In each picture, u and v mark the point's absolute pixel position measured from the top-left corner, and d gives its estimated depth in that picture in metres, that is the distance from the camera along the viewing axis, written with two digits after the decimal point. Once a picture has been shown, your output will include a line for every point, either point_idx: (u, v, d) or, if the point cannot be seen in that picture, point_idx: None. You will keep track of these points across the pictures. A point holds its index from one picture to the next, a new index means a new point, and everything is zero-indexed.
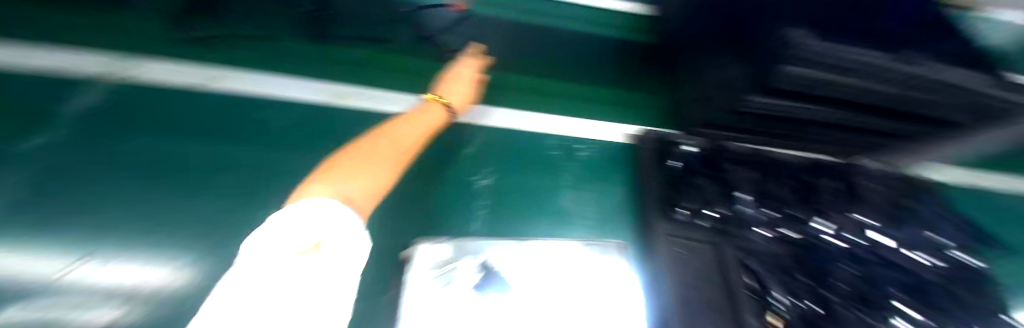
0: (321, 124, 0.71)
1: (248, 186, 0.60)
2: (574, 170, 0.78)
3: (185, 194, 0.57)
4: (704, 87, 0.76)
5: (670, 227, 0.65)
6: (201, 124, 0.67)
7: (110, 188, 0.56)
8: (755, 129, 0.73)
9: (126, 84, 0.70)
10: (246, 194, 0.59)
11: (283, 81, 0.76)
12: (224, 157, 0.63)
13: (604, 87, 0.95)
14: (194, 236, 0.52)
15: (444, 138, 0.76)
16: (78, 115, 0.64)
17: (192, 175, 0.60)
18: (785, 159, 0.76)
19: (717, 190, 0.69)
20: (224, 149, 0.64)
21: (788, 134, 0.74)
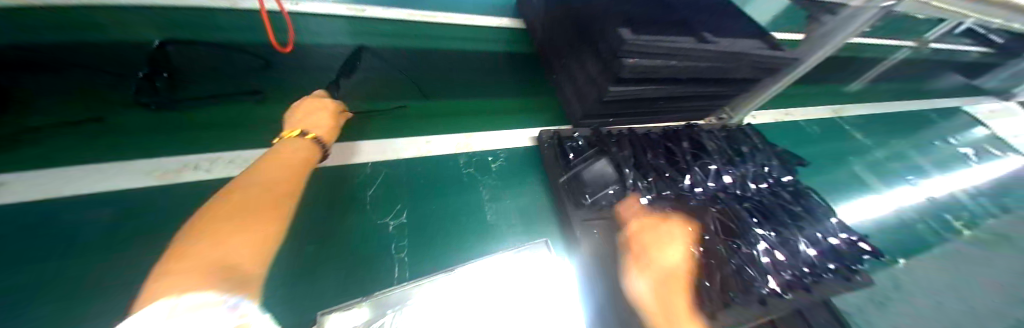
0: (174, 207, 0.58)
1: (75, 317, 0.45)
2: (490, 182, 0.80)
3: None
4: (576, 82, 0.86)
5: (582, 215, 0.72)
6: None
7: None
8: (624, 111, 0.86)
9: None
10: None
11: (97, 165, 0.59)
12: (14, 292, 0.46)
13: (502, 99, 0.99)
14: None
15: (345, 186, 0.70)
16: None
17: None
18: (653, 129, 0.91)
19: (610, 171, 0.77)
20: (15, 279, 0.47)
21: (647, 109, 0.88)
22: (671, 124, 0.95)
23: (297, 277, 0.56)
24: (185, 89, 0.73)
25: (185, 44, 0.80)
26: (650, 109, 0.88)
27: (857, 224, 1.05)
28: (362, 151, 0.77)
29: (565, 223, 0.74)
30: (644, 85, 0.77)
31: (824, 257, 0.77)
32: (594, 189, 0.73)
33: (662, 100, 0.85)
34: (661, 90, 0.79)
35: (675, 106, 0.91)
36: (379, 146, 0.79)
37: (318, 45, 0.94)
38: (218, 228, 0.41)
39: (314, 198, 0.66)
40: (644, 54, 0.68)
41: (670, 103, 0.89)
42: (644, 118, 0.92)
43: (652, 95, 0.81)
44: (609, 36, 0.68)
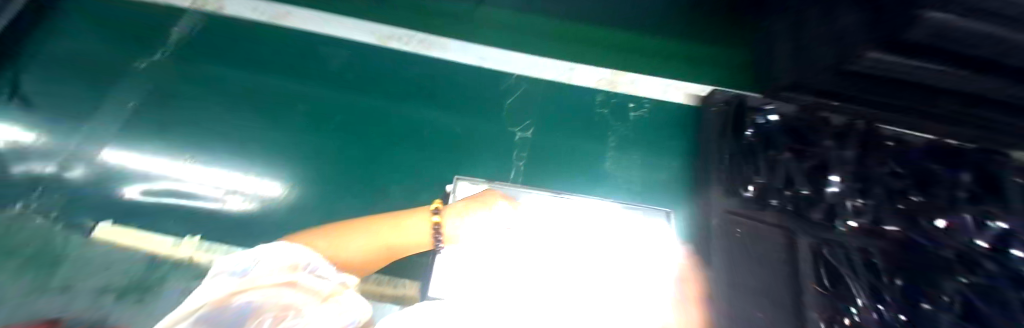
0: (370, 67, 0.73)
1: (316, 122, 0.67)
2: (622, 131, 0.71)
3: (270, 125, 0.66)
4: (802, 38, 0.62)
5: (730, 203, 0.57)
6: (267, 59, 0.73)
7: (211, 112, 0.66)
8: (867, 96, 0.58)
9: (211, 18, 0.76)
10: (315, 129, 0.66)
11: (331, 19, 0.77)
12: (288, 93, 0.70)
13: (677, 40, 0.80)
14: (271, 159, 0.62)
15: (487, 88, 0.74)
16: (176, 45, 0.73)
17: (263, 106, 0.68)
18: (907, 137, 0.56)
19: (803, 168, 0.57)
20: (288, 85, 0.70)
21: (915, 107, 0.56)
22: (955, 140, 0.55)
23: (437, 149, 0.66)
24: None
25: None
26: (920, 107, 0.56)
27: None
28: (509, 61, 0.77)
29: (702, 206, 0.59)
30: (944, 67, 0.47)
31: None
32: (764, 180, 0.57)
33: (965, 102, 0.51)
34: (973, 85, 0.48)
35: (989, 120, 0.52)
36: (526, 61, 0.77)
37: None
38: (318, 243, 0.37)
39: (467, 90, 0.73)
40: (984, 13, 0.40)
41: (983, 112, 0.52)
42: (901, 118, 0.58)
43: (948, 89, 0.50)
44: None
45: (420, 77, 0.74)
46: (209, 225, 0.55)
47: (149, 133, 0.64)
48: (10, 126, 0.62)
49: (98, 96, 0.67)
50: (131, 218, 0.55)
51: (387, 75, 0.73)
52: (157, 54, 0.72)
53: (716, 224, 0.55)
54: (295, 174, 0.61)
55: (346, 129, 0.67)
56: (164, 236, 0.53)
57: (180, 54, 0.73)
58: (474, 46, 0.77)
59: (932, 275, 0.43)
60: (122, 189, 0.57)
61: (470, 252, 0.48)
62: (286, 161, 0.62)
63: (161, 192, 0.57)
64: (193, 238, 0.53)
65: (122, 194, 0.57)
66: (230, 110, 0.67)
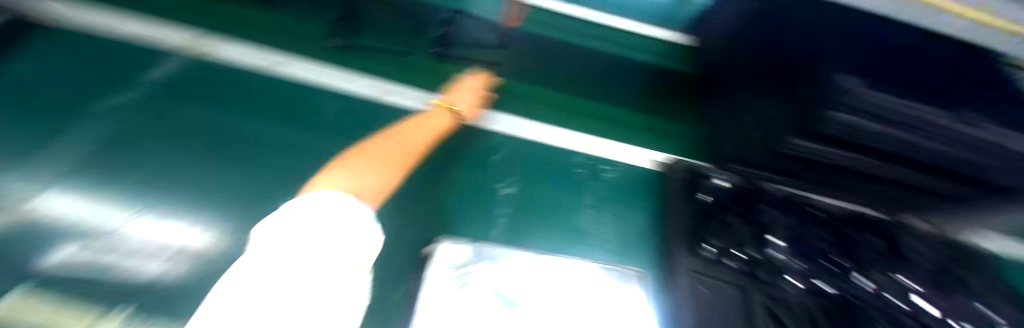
0: (361, 117, 0.76)
1: (296, 168, 0.65)
2: (598, 190, 0.77)
3: (245, 168, 0.63)
4: (738, 119, 0.75)
5: (694, 263, 0.62)
6: (255, 103, 0.73)
7: (177, 155, 0.62)
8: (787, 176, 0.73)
9: (199, 63, 0.76)
10: (294, 173, 0.64)
11: (327, 72, 0.82)
12: (268, 138, 0.68)
13: (639, 112, 0.95)
14: (236, 211, 0.56)
15: (477, 146, 0.77)
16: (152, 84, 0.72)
17: (241, 150, 0.65)
18: (821, 206, 0.72)
19: (748, 231, 0.65)
20: (270, 131, 0.69)
21: (819, 182, 0.72)
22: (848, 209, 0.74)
23: (419, 203, 0.65)
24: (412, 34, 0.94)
25: None
26: (823, 182, 0.71)
27: None
28: (498, 120, 0.84)
29: (670, 263, 0.65)
30: (835, 152, 0.62)
31: None
32: (719, 242, 0.63)
33: (855, 179, 0.67)
34: (859, 165, 0.63)
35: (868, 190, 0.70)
36: (512, 122, 0.84)
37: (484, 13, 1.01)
38: (373, 152, 0.58)
39: (455, 146, 0.76)
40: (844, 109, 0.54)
41: (867, 186, 0.68)
42: (811, 190, 0.75)
43: (844, 168, 0.65)
44: (819, 79, 0.58)
45: None
46: (143, 295, 0.46)
47: (92, 176, 0.57)
48: None
49: (36, 133, 0.60)
50: (36, 283, 0.45)
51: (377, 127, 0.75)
52: (129, 91, 0.70)
53: (685, 284, 0.59)
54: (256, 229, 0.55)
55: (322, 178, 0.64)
56: (60, 304, 0.43)
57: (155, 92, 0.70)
58: None
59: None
60: (36, 246, 0.48)
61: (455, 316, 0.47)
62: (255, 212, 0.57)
63: (87, 251, 0.49)
64: (119, 309, 0.44)
65: (34, 254, 0.48)
66: (201, 153, 0.63)
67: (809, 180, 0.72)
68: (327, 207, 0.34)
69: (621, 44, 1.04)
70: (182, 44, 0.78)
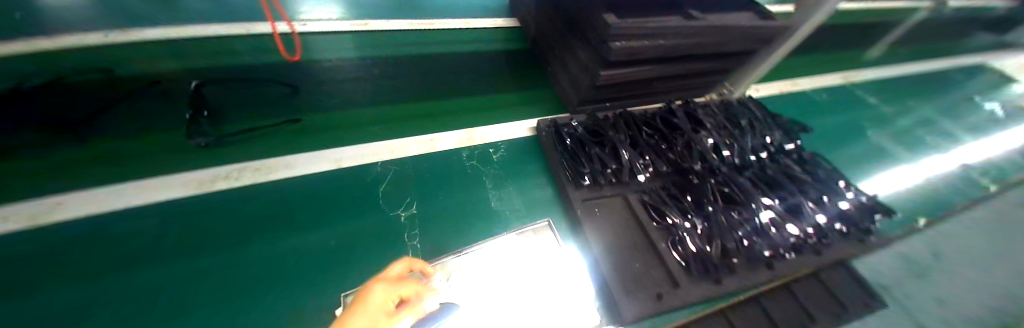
0: (204, 218, 0.65)
1: (136, 311, 0.54)
2: (493, 172, 0.84)
3: None
4: (570, 70, 0.90)
5: (583, 194, 0.75)
6: (29, 269, 0.55)
7: None
8: (617, 100, 0.91)
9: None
10: (133, 318, 0.53)
11: (132, 186, 0.66)
12: (80, 297, 0.54)
13: (503, 92, 1.05)
14: None
15: (361, 183, 0.76)
16: None
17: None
18: (649, 111, 0.92)
19: (606, 152, 0.79)
20: (76, 289, 0.54)
21: (641, 92, 0.91)
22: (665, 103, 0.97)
23: (311, 272, 0.62)
24: (245, 102, 0.86)
25: (242, 68, 0.93)
26: (643, 91, 0.91)
27: (883, 190, 1.01)
28: (375, 151, 0.83)
29: (567, 203, 0.76)
30: (634, 70, 0.80)
31: (834, 219, 0.75)
32: (590, 169, 0.75)
33: (657, 81, 0.88)
34: (653, 71, 0.83)
35: (669, 85, 0.92)
36: (389, 147, 0.84)
37: (324, 59, 1.02)
38: None
39: (331, 197, 0.73)
40: (625, 37, 0.70)
41: (665, 83, 0.91)
42: (637, 101, 0.95)
43: (644, 77, 0.84)
44: (594, 21, 0.72)
45: (275, 203, 0.70)
46: None
47: None
48: None
49: None
50: None
51: (235, 216, 0.67)
52: None
53: (582, 217, 0.71)
54: None
55: (179, 303, 0.55)
56: None
57: None
58: (330, 151, 0.80)
59: (698, 185, 0.75)
60: None
61: None
62: None
63: None
64: None
65: None
66: None
67: (631, 94, 0.90)
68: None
69: (463, 43, 1.17)
70: None
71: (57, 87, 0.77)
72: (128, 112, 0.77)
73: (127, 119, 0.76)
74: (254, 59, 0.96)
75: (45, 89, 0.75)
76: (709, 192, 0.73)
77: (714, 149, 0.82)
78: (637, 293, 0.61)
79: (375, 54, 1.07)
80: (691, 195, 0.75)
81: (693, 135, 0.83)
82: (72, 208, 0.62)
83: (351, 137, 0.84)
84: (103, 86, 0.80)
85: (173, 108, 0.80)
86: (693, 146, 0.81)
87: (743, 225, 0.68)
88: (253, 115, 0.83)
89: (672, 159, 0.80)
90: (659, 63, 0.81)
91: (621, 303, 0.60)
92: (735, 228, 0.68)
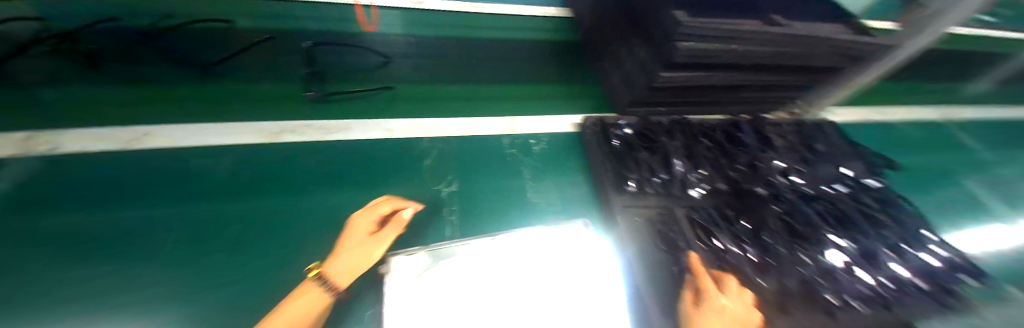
0: (269, 166, 0.70)
1: (192, 242, 0.58)
2: (532, 164, 0.83)
3: (121, 263, 0.54)
4: (625, 70, 0.86)
5: (624, 199, 0.69)
6: (114, 189, 0.62)
7: (33, 281, 0.50)
8: (673, 106, 0.85)
9: (33, 160, 0.63)
10: (190, 247, 0.57)
11: (208, 127, 0.72)
12: (151, 220, 0.60)
13: (551, 85, 1.03)
14: (126, 303, 0.49)
15: (406, 155, 0.78)
16: None
17: (122, 242, 0.56)
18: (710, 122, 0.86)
19: (657, 159, 0.75)
20: (151, 212, 0.61)
21: (702, 101, 0.86)
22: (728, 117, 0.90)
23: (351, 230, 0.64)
24: (319, 64, 0.90)
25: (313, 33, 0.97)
26: (705, 100, 0.86)
27: (977, 250, 0.87)
28: (421, 126, 0.85)
29: (607, 205, 0.72)
30: (696, 74, 0.74)
31: (918, 274, 0.65)
32: (637, 175, 0.72)
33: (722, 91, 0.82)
34: (719, 78, 0.77)
35: (735, 97, 0.86)
36: (435, 125, 0.86)
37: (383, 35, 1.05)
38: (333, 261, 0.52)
39: (374, 165, 0.75)
40: (693, 39, 0.65)
41: (732, 94, 0.85)
42: (698, 110, 0.90)
43: (707, 84, 0.78)
44: (660, 18, 0.69)
45: (326, 162, 0.73)
46: None
47: None
48: None
49: None
50: None
51: (291, 169, 0.71)
52: None
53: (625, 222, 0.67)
54: (151, 311, 0.49)
55: (229, 241, 0.59)
56: None
57: None
58: (379, 121, 0.83)
59: (755, 210, 0.71)
60: None
61: (427, 310, 0.50)
62: (141, 298, 0.50)
63: None
64: None
65: None
66: (63, 259, 0.53)
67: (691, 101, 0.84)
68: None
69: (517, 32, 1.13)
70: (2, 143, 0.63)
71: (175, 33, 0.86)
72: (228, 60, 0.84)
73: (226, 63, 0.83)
74: (318, 25, 1.00)
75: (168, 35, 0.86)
76: (767, 221, 0.68)
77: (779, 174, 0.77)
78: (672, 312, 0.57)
79: (431, 34, 1.05)
80: (746, 220, 0.70)
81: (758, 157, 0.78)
82: (156, 140, 0.69)
83: (399, 110, 0.87)
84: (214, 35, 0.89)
85: (260, 62, 0.86)
86: (755, 169, 0.76)
87: (801, 262, 0.63)
88: (320, 75, 0.87)
89: (730, 179, 0.75)
90: (726, 69, 0.75)
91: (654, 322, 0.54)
92: (794, 264, 0.62)
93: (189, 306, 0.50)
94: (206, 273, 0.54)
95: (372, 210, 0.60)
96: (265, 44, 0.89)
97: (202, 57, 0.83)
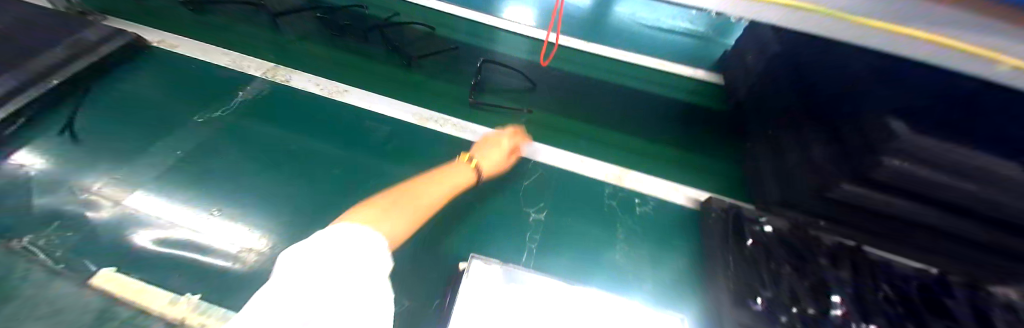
0: (408, 141, 0.82)
1: (337, 184, 0.71)
2: (629, 224, 0.76)
3: (288, 179, 0.70)
4: (785, 164, 0.73)
5: (743, 315, 0.53)
6: (305, 123, 0.82)
7: (243, 171, 0.70)
8: (844, 227, 0.66)
9: (273, 85, 0.89)
10: (335, 187, 0.70)
11: (379, 99, 0.91)
12: (315, 154, 0.76)
13: (674, 149, 0.94)
14: (279, 213, 0.64)
15: (513, 170, 0.81)
16: (234, 105, 0.83)
17: (295, 163, 0.73)
18: (897, 265, 0.63)
19: (804, 286, 0.57)
20: (320, 148, 0.77)
21: (892, 235, 0.63)
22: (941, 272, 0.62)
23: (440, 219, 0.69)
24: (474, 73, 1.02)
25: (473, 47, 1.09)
26: (904, 238, 0.62)
27: None
28: (534, 146, 0.87)
29: (713, 309, 0.58)
30: (893, 201, 0.58)
31: None
32: (770, 294, 0.56)
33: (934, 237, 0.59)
34: (938, 218, 0.57)
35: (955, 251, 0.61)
36: (546, 149, 0.87)
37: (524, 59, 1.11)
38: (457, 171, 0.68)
39: None
40: (912, 158, 0.53)
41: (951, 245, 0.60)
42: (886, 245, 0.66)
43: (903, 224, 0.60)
44: (872, 130, 0.58)
45: (448, 153, 0.81)
46: (215, 284, 0.53)
47: (185, 177, 0.67)
48: (65, 159, 0.66)
49: (148, 142, 0.72)
50: (134, 266, 0.53)
51: (422, 149, 0.81)
52: (216, 111, 0.80)
53: None
54: (292, 226, 0.62)
55: (361, 192, 0.70)
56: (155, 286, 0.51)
57: (236, 112, 0.81)
58: (499, 132, 0.88)
59: None
60: (135, 235, 0.57)
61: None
62: (290, 213, 0.64)
63: (174, 242, 0.57)
64: (192, 296, 0.51)
65: (134, 242, 0.56)
66: (262, 163, 0.72)
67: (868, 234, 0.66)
68: (353, 240, 0.42)
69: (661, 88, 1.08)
70: (263, 72, 0.92)
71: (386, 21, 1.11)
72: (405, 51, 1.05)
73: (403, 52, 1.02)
74: (479, 37, 1.14)
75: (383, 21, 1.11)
76: None
77: None
78: None
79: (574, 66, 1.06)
80: None
81: None
82: (343, 97, 0.90)
83: (519, 126, 0.91)
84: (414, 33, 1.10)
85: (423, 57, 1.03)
86: None
87: None
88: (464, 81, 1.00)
89: None
90: (951, 210, 0.55)
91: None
92: None
93: (316, 234, 0.62)
94: (335, 213, 0.66)
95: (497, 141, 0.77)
96: (438, 47, 1.07)
97: (392, 42, 1.05)
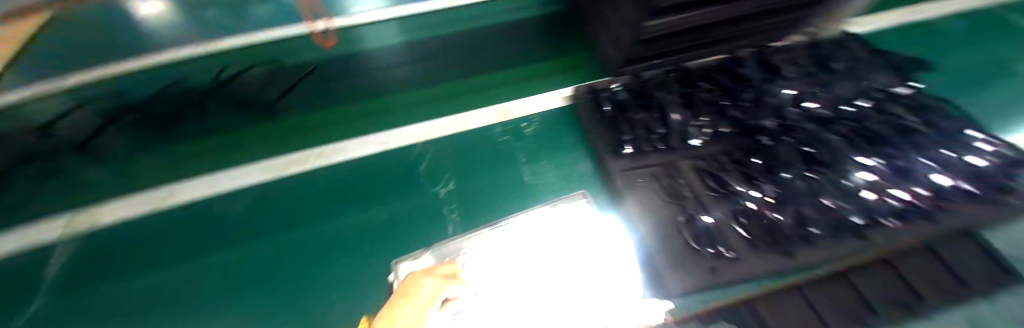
0: (281, 200, 0.75)
1: (232, 286, 0.64)
2: (525, 147, 0.82)
3: (169, 316, 0.61)
4: (611, 29, 0.82)
5: (623, 163, 0.69)
6: (153, 252, 0.69)
7: None
8: (664, 56, 0.82)
9: (91, 235, 0.72)
10: (232, 290, 0.63)
11: (221, 176, 0.79)
12: (184, 274, 0.66)
13: (536, 62, 0.99)
14: None
15: (401, 161, 0.81)
16: (45, 287, 0.65)
17: (169, 297, 0.63)
18: (705, 66, 0.83)
19: (654, 116, 0.73)
20: (186, 265, 0.67)
21: (697, 42, 0.79)
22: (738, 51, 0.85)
23: (364, 242, 0.69)
24: (325, 94, 0.93)
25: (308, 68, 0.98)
26: (703, 40, 0.79)
27: None
28: (415, 130, 0.86)
29: (606, 172, 0.72)
30: (682, 13, 0.68)
31: (960, 179, 0.60)
32: (631, 136, 0.70)
33: (720, 26, 0.75)
34: (715, 12, 0.70)
35: (735, 31, 0.79)
36: (423, 129, 0.87)
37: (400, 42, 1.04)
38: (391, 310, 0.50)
39: (374, 178, 0.78)
40: None
41: (733, 30, 0.78)
42: (697, 54, 0.84)
43: (698, 26, 0.73)
44: None
45: (328, 185, 0.77)
46: None
47: None
48: None
49: None
50: None
51: (306, 194, 0.76)
52: (24, 307, 0.63)
53: (620, 187, 0.66)
54: None
55: (265, 274, 0.65)
56: None
57: (56, 291, 0.65)
58: (376, 134, 0.85)
59: (767, 147, 0.67)
60: None
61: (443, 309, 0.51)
62: None
63: None
64: None
65: None
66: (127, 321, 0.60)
67: (686, 47, 0.81)
68: None
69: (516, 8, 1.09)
70: (65, 229, 0.73)
71: (217, 81, 0.93)
72: (259, 105, 0.91)
73: (261, 105, 0.90)
74: (306, 49, 1.01)
75: (214, 83, 0.93)
76: (776, 162, 0.65)
77: (790, 108, 0.72)
78: (689, 266, 0.56)
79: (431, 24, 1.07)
80: (759, 158, 0.67)
81: (768, 90, 0.74)
82: (183, 196, 0.77)
83: (394, 119, 0.89)
84: (261, 77, 0.95)
85: (277, 97, 0.91)
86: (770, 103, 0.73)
87: (829, 187, 0.60)
88: (322, 101, 0.92)
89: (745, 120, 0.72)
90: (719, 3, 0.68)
91: (665, 278, 0.55)
92: (816, 193, 0.60)
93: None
94: (250, 308, 0.61)
95: (435, 278, 0.53)
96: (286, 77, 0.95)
97: (234, 98, 0.91)
